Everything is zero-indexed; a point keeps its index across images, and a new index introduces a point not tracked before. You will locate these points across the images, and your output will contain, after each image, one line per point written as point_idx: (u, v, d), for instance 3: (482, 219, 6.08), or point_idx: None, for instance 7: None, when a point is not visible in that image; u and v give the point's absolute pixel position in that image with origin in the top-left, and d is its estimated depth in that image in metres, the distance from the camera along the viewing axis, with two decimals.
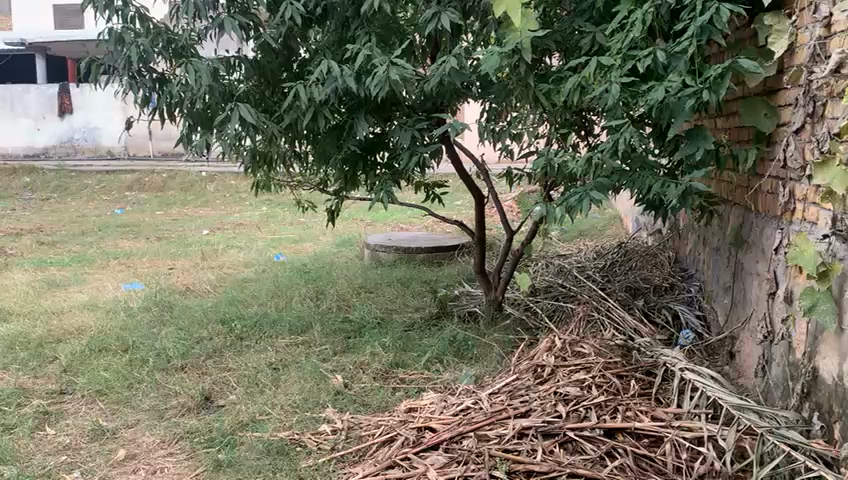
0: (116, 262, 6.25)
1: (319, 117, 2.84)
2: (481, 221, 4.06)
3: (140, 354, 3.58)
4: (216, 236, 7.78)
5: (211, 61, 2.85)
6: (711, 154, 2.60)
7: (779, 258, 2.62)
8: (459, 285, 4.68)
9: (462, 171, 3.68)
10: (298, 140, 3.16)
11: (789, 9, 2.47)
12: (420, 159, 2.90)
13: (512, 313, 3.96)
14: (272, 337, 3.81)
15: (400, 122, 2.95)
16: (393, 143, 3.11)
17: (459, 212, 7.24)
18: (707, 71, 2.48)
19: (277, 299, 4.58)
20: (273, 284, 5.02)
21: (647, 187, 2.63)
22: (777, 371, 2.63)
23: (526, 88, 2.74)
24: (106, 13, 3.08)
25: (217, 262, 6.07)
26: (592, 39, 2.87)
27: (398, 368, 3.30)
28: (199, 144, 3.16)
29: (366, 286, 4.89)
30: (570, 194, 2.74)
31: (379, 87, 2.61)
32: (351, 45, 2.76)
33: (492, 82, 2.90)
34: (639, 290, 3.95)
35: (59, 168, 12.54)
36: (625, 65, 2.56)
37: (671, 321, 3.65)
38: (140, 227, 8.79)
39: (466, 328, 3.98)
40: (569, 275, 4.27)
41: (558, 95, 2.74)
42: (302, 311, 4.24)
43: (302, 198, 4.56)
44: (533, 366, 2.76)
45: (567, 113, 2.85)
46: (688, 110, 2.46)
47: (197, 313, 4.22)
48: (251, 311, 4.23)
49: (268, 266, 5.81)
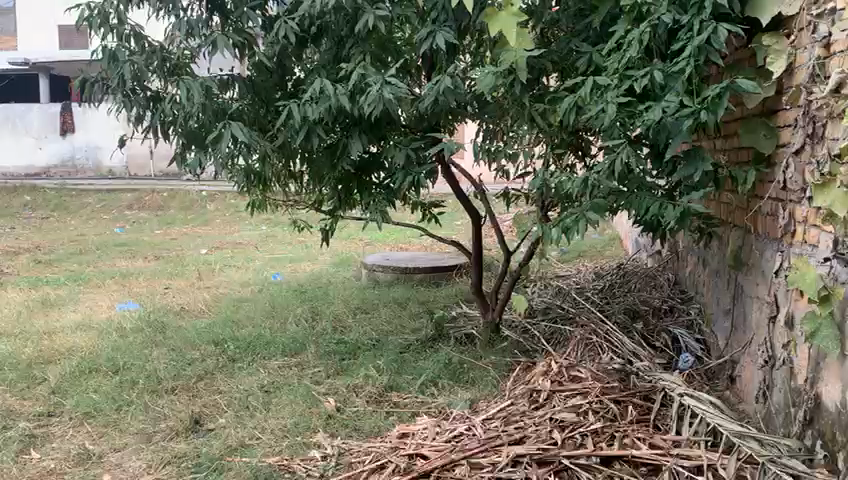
0: (112, 281, 6.20)
1: (312, 136, 2.81)
2: (478, 242, 4.02)
3: (131, 375, 3.52)
4: (214, 255, 7.74)
5: (204, 80, 2.82)
6: (710, 175, 2.56)
7: (780, 281, 2.57)
8: (456, 306, 4.63)
9: (459, 191, 3.64)
10: (293, 159, 3.12)
11: (787, 29, 2.44)
12: (415, 179, 2.88)
13: (509, 335, 3.90)
14: (266, 358, 3.75)
15: (395, 141, 2.92)
16: (387, 163, 3.07)
17: (458, 232, 7.21)
18: (704, 92, 2.44)
19: (273, 319, 4.52)
20: (268, 304, 4.97)
21: (644, 209, 2.58)
22: (779, 397, 2.57)
23: (522, 108, 2.72)
24: (101, 32, 3.06)
25: (213, 282, 6.03)
26: (589, 59, 2.84)
27: (392, 391, 3.24)
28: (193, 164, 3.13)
29: (363, 306, 4.84)
30: (566, 215, 2.69)
31: (372, 106, 2.58)
32: (346, 64, 2.75)
33: (488, 102, 2.87)
34: (638, 313, 3.90)
35: (60, 186, 12.54)
36: (622, 85, 2.54)
37: (670, 345, 3.59)
38: (139, 245, 8.77)
39: (462, 351, 3.92)
40: (568, 297, 4.22)
41: (554, 115, 2.71)
42: (297, 332, 4.19)
43: (299, 217, 4.52)
44: (529, 390, 2.69)
45: (564, 133, 2.79)
46: (685, 131, 2.42)
47: (190, 333, 4.17)
48: (244, 332, 4.18)
49: (265, 285, 5.76)
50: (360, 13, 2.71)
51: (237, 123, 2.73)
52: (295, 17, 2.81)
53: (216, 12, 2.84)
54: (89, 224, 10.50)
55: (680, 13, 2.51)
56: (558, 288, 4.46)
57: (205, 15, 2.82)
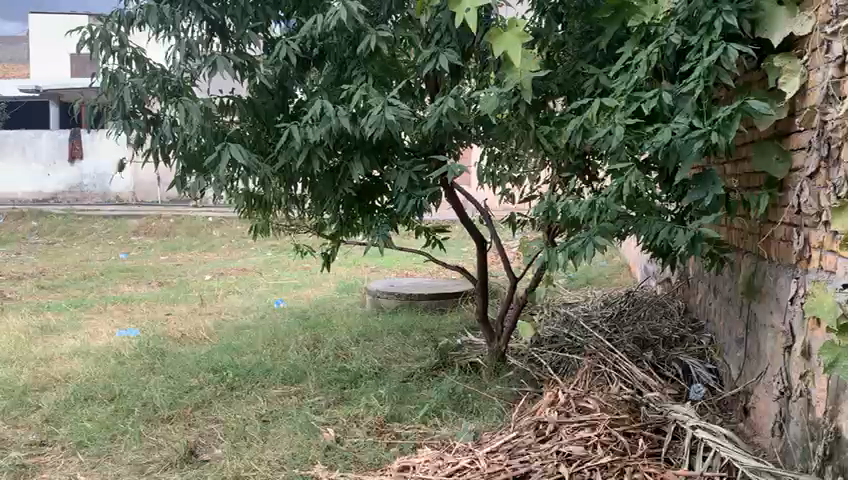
0: (114, 307, 6.14)
1: (313, 159, 2.74)
2: (484, 268, 3.94)
3: (127, 403, 3.44)
4: (218, 281, 7.68)
5: (203, 101, 2.77)
6: (722, 199, 2.48)
7: (796, 309, 2.48)
8: (461, 334, 4.54)
9: (465, 217, 3.56)
10: (295, 183, 3.06)
11: (799, 50, 2.38)
12: (419, 203, 2.82)
13: (515, 363, 3.80)
14: (265, 387, 3.66)
15: (398, 165, 2.86)
16: (390, 187, 3.00)
17: (464, 259, 7.13)
18: (715, 114, 2.37)
19: (275, 347, 4.44)
20: (270, 331, 4.89)
21: (654, 233, 2.51)
22: (797, 430, 2.47)
23: (528, 130, 2.64)
24: (102, 54, 3.03)
25: (216, 308, 5.95)
26: (595, 81, 2.79)
27: (394, 421, 3.14)
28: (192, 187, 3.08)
29: (366, 334, 4.75)
30: (573, 239, 2.61)
31: (375, 128, 2.53)
32: (348, 85, 2.70)
33: (492, 124, 2.82)
34: (648, 342, 3.80)
35: (67, 212, 12.56)
36: (629, 107, 2.48)
37: (681, 375, 3.49)
38: (143, 271, 8.72)
39: (467, 380, 3.83)
40: (575, 325, 4.12)
41: (560, 137, 2.64)
42: (298, 359, 4.10)
43: (301, 243, 4.46)
44: (535, 422, 2.58)
45: (570, 156, 2.70)
46: (696, 153, 2.35)
47: (189, 361, 4.08)
48: (245, 359, 4.09)
49: (268, 312, 5.69)
50: (363, 34, 2.65)
51: (237, 145, 2.67)
52: (296, 38, 2.77)
53: (216, 32, 2.84)
54: (95, 250, 10.49)
55: (689, 34, 2.47)
56: (564, 315, 4.36)
57: (205, 35, 2.82)
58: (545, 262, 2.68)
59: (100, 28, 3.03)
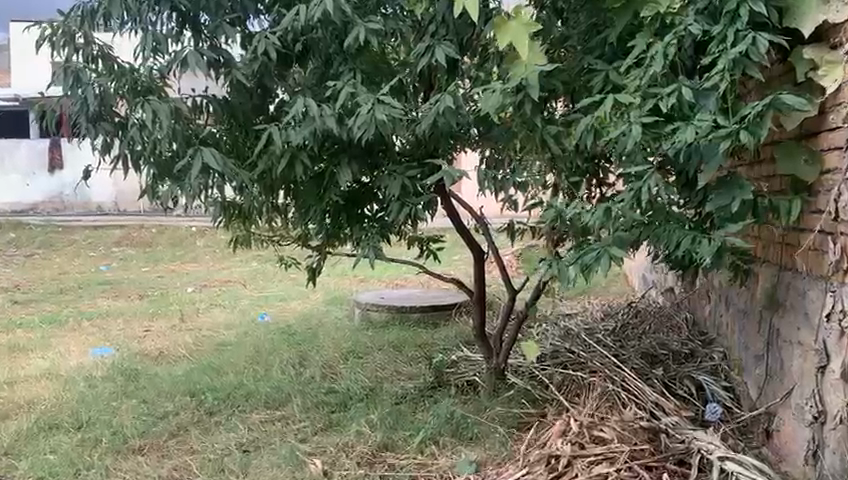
0: (89, 323, 5.82)
1: (295, 165, 2.48)
2: (480, 279, 3.68)
3: (95, 432, 3.14)
4: (200, 294, 7.37)
5: (173, 100, 2.51)
6: (748, 204, 2.25)
7: (831, 325, 2.25)
8: (457, 350, 4.29)
9: (463, 227, 3.32)
10: (277, 191, 2.81)
11: (835, 39, 2.17)
12: (413, 212, 2.56)
13: (516, 382, 3.55)
14: (246, 411, 3.38)
15: (388, 170, 2.61)
16: (381, 194, 2.75)
17: (456, 269, 6.88)
18: (742, 111, 2.16)
19: (258, 367, 4.16)
20: (253, 349, 4.61)
21: (675, 244, 2.26)
22: (836, 461, 2.24)
23: (536, 130, 2.36)
24: (65, 52, 2.75)
25: (197, 324, 5.65)
26: (605, 77, 2.54)
27: (387, 450, 2.88)
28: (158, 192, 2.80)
29: (355, 351, 4.48)
30: (584, 250, 2.36)
31: (364, 129, 2.28)
32: (333, 82, 2.44)
33: (493, 125, 2.58)
34: (657, 359, 3.57)
35: (45, 223, 12.19)
36: (645, 104, 2.25)
37: (695, 393, 3.26)
38: (123, 284, 8.38)
39: (465, 400, 3.58)
40: (577, 339, 3.88)
41: (569, 138, 2.40)
42: (283, 380, 3.83)
43: (285, 254, 4.19)
44: (546, 455, 2.33)
45: (580, 159, 2.43)
46: (721, 154, 2.14)
47: (165, 383, 3.79)
48: (225, 381, 3.81)
49: (252, 327, 5.40)
50: (350, 27, 2.40)
51: (211, 149, 2.40)
52: (277, 32, 2.51)
53: (186, 25, 2.55)
54: (74, 262, 10.14)
55: (709, 24, 2.23)
56: (565, 328, 4.12)
57: (174, 28, 2.54)
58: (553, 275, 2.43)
59: (62, 24, 2.76)
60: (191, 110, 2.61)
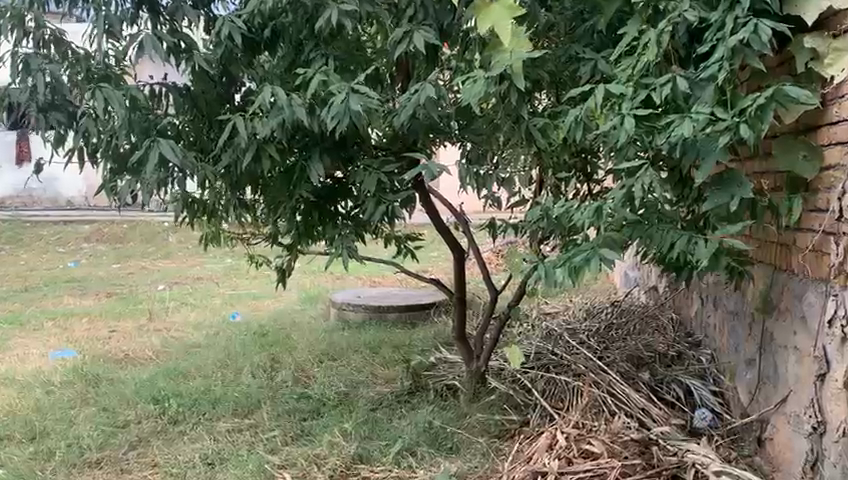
0: (52, 323, 5.58)
1: (262, 159, 2.30)
2: (460, 279, 3.52)
3: (49, 443, 2.94)
4: (171, 292, 7.15)
5: (127, 88, 2.29)
6: (746, 202, 2.12)
7: (832, 331, 2.13)
8: (435, 351, 4.13)
9: (443, 224, 3.16)
10: (243, 186, 2.62)
11: (840, 27, 2.03)
12: (389, 209, 2.39)
13: (497, 386, 3.41)
14: (213, 420, 3.20)
15: (363, 165, 2.43)
16: (355, 191, 2.57)
17: (436, 266, 6.73)
18: (741, 102, 2.03)
19: (228, 371, 3.97)
20: (224, 351, 4.42)
21: (668, 246, 2.10)
22: (836, 473, 2.12)
23: (521, 123, 2.19)
24: (14, 36, 2.49)
25: (165, 324, 5.44)
26: (594, 66, 2.39)
27: (361, 462, 2.72)
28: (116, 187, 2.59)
29: (329, 352, 4.30)
30: (572, 250, 2.21)
31: (336, 120, 2.09)
32: (304, 69, 2.25)
33: (475, 117, 2.42)
34: (643, 362, 3.44)
35: (12, 218, 11.84)
36: (639, 95, 2.09)
37: (683, 399, 3.13)
38: (91, 281, 8.13)
39: (444, 406, 3.42)
40: (560, 340, 3.75)
41: (556, 132, 2.23)
42: (253, 385, 3.65)
43: (256, 252, 4.00)
44: (532, 472, 2.18)
45: (568, 154, 2.28)
46: (720, 149, 2.01)
47: (128, 388, 3.60)
48: (191, 386, 3.63)
49: (223, 327, 5.20)
50: (322, 10, 2.22)
51: (169, 141, 2.21)
52: (243, 15, 2.32)
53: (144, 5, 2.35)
54: (41, 258, 9.83)
55: (706, 10, 2.09)
56: (548, 328, 3.98)
57: (131, 10, 2.34)
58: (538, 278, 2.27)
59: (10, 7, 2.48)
60: (150, 99, 2.41)
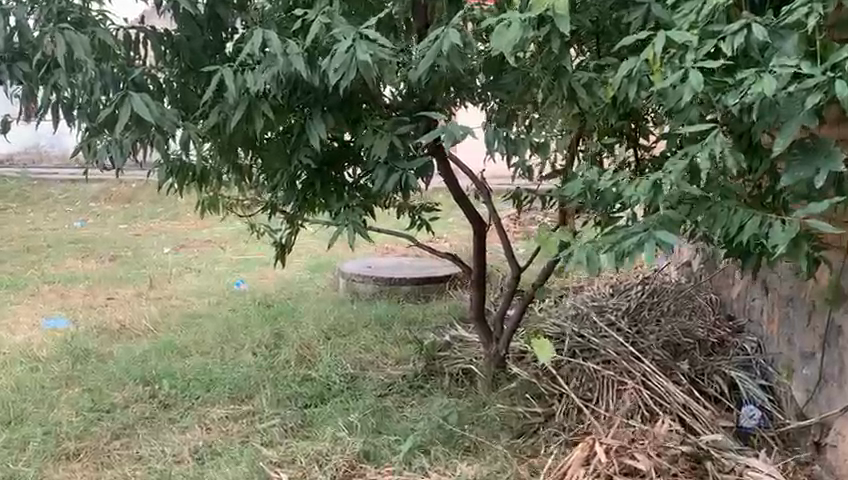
0: (49, 289, 5.33)
1: (253, 119, 1.95)
2: (481, 254, 3.15)
3: (25, 430, 2.68)
4: (177, 256, 6.87)
5: (95, 30, 1.92)
6: (833, 177, 1.75)
7: None
8: (451, 330, 3.82)
9: (462, 194, 2.82)
10: (234, 148, 2.27)
11: None
12: (402, 179, 2.05)
13: (518, 373, 3.08)
14: (207, 406, 2.92)
15: (373, 126, 2.08)
16: (363, 156, 2.21)
17: (452, 233, 6.38)
18: (832, 54, 1.65)
19: (227, 347, 3.68)
20: (224, 324, 4.13)
21: (736, 227, 1.75)
22: None
23: (563, 77, 1.83)
24: None
25: (166, 291, 5.17)
26: (647, 12, 2.00)
27: (368, 462, 2.43)
28: (80, 143, 2.20)
29: (338, 328, 4.00)
30: (619, 231, 1.85)
31: (339, 73, 1.74)
32: (302, 11, 1.90)
33: (504, 72, 2.04)
34: (681, 349, 3.11)
35: (21, 174, 11.58)
36: (706, 45, 1.70)
37: (727, 393, 2.82)
38: (97, 243, 7.87)
39: (460, 396, 3.10)
40: (587, 321, 3.40)
41: (604, 89, 1.86)
42: (252, 366, 3.36)
43: (258, 219, 3.67)
44: None
45: (615, 116, 1.91)
46: (808, 113, 1.63)
47: (118, 366, 3.33)
48: (186, 366, 3.35)
49: (225, 297, 4.91)
50: None
51: (143, 95, 1.86)
52: None
53: None
54: (47, 218, 9.58)
55: None
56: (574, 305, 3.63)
57: None
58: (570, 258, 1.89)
59: None
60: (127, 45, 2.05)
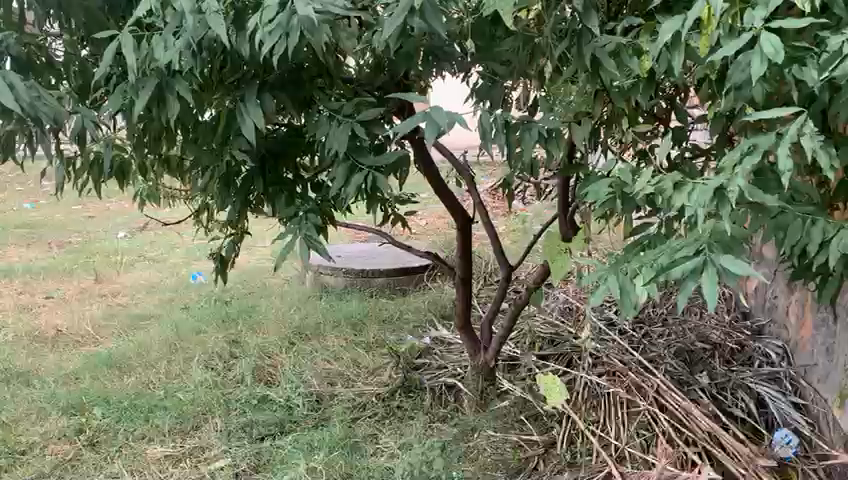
0: None
1: (166, 101, 1.46)
2: (464, 252, 2.66)
3: None
4: (131, 240, 6.33)
5: None
6: None
7: None
8: (431, 330, 3.38)
9: (443, 184, 2.34)
10: (150, 138, 1.76)
11: None
12: (369, 178, 1.58)
13: (511, 390, 2.66)
14: (142, 443, 2.48)
15: (330, 109, 1.61)
16: (319, 146, 1.73)
17: (429, 209, 5.90)
18: None
19: (175, 358, 3.22)
20: (173, 328, 3.65)
21: (817, 243, 1.32)
22: None
23: (582, 42, 1.37)
24: None
25: (113, 286, 4.65)
26: None
27: None
28: None
29: (303, 330, 3.55)
30: (657, 250, 1.39)
31: (272, 38, 1.27)
32: None
33: (500, 36, 1.56)
34: (696, 357, 2.69)
35: None
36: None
37: (756, 414, 2.44)
38: (45, 225, 7.27)
39: (445, 418, 2.69)
40: (579, 317, 2.94)
41: (637, 59, 1.38)
42: (201, 384, 2.91)
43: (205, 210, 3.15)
44: None
45: (650, 94, 1.44)
46: None
47: (42, 389, 2.85)
48: (125, 387, 2.88)
49: (179, 292, 4.42)
50: None
51: (6, 74, 1.33)
52: None
53: None
54: None
55: None
56: (566, 293, 3.14)
57: None
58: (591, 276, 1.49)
59: None
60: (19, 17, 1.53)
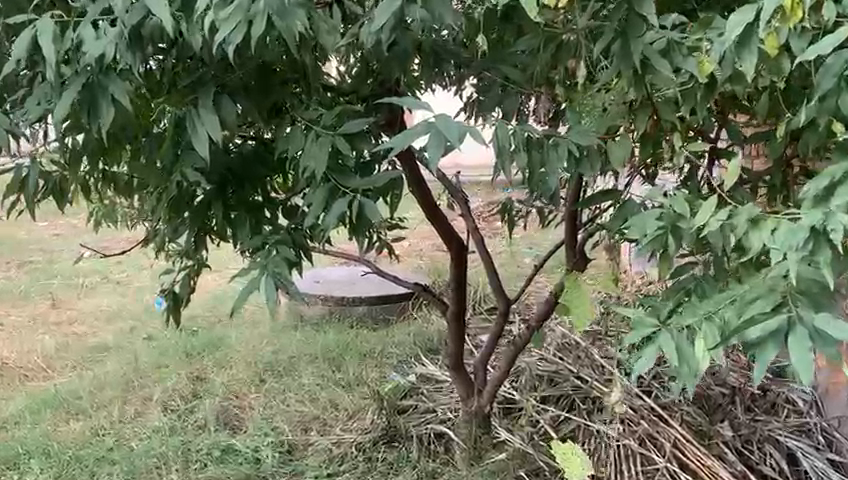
0: None
1: (96, 105, 1.15)
2: (455, 282, 2.33)
3: None
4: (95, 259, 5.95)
5: None
6: None
7: None
8: (415, 365, 3.05)
9: (435, 206, 2.03)
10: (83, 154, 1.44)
11: None
12: (354, 205, 1.28)
13: (510, 441, 2.35)
14: None
15: (307, 120, 1.32)
16: (293, 165, 1.43)
17: (413, 227, 5.59)
18: None
19: (129, 398, 2.88)
20: (131, 363, 3.31)
21: None
22: None
23: (628, 38, 1.09)
24: None
25: (70, 313, 4.29)
26: None
27: None
28: None
29: (274, 365, 3.22)
30: (718, 301, 1.10)
31: (228, 26, 0.97)
32: None
33: (515, 35, 1.28)
34: (713, 403, 2.38)
35: None
36: None
37: (787, 473, 2.18)
38: (4, 241, 6.84)
39: (435, 472, 2.37)
40: (580, 354, 2.62)
41: (693, 61, 1.10)
42: (155, 433, 2.58)
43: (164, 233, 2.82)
44: None
45: (706, 105, 1.15)
46: None
47: None
48: (67, 438, 2.55)
49: (141, 319, 4.07)
50: None
51: None
52: None
53: None
54: None
55: None
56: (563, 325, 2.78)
57: None
58: (629, 332, 1.19)
59: None
60: None
